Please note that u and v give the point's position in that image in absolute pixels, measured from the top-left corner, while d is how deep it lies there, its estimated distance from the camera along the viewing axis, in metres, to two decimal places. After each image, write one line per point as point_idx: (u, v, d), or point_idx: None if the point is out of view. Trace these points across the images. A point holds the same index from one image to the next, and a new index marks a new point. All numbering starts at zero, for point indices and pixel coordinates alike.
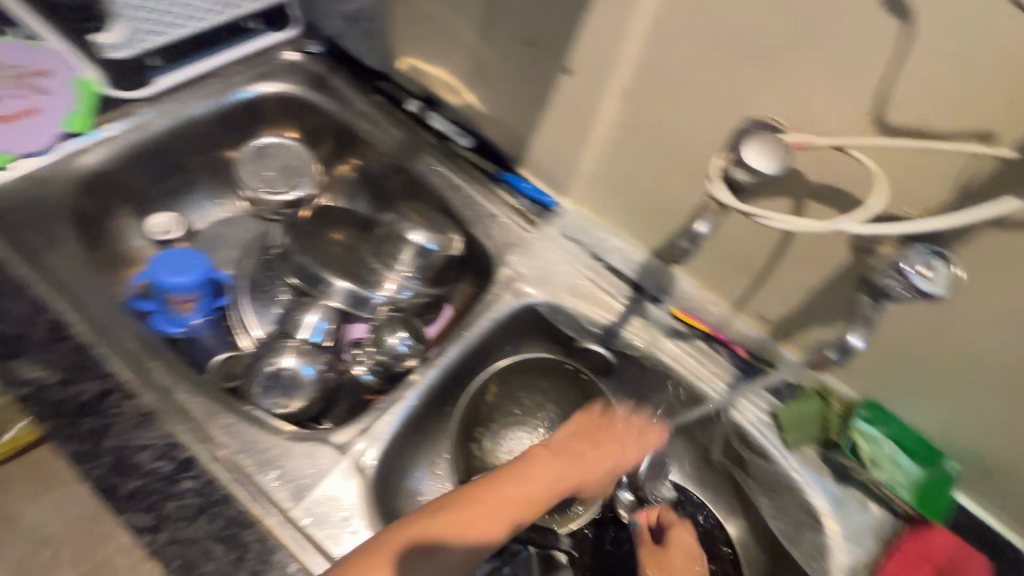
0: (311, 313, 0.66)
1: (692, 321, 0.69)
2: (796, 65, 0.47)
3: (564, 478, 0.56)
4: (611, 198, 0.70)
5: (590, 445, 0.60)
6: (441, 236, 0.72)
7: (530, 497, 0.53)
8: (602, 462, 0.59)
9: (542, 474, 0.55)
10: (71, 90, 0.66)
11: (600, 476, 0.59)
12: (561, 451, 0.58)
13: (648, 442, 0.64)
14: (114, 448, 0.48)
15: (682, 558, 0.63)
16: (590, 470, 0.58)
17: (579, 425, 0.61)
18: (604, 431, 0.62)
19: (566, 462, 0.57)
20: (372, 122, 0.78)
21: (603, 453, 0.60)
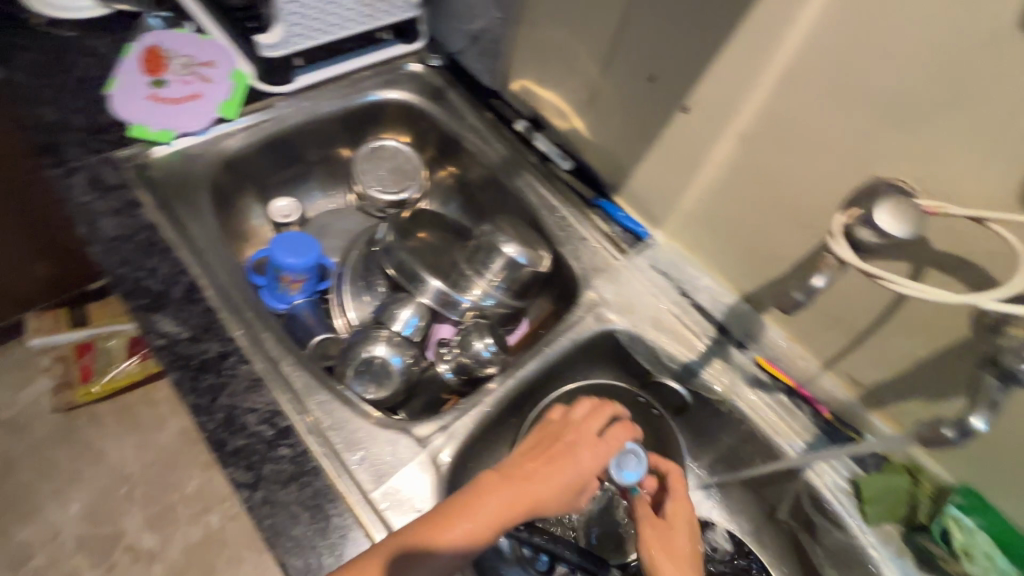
0: (404, 308, 0.69)
1: (777, 373, 0.67)
2: (939, 129, 0.46)
3: (525, 499, 0.52)
4: (707, 238, 0.70)
5: (547, 458, 0.56)
6: (532, 252, 0.73)
7: (482, 529, 0.49)
8: (565, 471, 0.55)
9: (495, 503, 0.50)
10: (228, 81, 0.74)
11: (558, 492, 0.54)
12: (516, 474, 0.53)
13: (623, 437, 0.59)
14: (227, 406, 0.53)
15: (683, 532, 0.57)
16: (549, 482, 0.54)
17: (534, 440, 0.58)
18: (564, 440, 0.57)
19: (520, 486, 0.52)
20: (479, 137, 0.83)
21: (557, 467, 0.55)
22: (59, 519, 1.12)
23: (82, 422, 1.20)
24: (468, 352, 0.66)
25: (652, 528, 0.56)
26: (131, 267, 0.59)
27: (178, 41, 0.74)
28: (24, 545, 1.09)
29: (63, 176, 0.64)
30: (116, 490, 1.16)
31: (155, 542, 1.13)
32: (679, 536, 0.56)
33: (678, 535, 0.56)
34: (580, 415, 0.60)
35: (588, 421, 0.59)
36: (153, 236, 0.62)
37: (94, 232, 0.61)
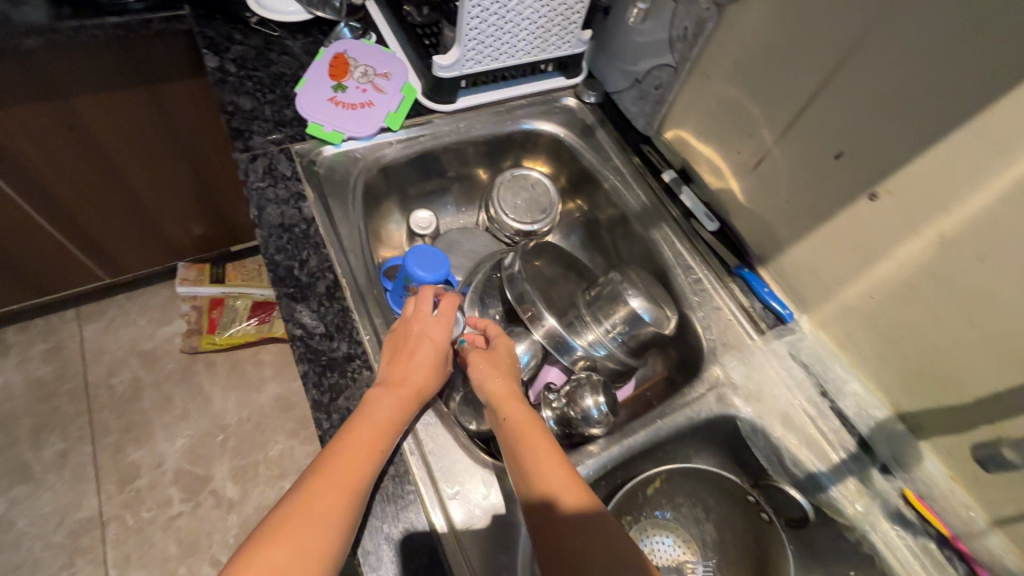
0: (519, 344, 0.70)
1: (928, 514, 0.57)
2: None
3: (412, 387, 0.55)
4: (867, 340, 0.61)
5: (407, 350, 0.57)
6: (657, 309, 0.69)
7: (383, 427, 0.51)
8: (428, 351, 0.57)
9: (385, 399, 0.53)
10: (399, 93, 0.78)
11: (430, 370, 0.56)
12: (393, 377, 0.55)
13: (452, 298, 0.63)
14: (344, 408, 0.55)
15: (508, 356, 0.61)
16: (420, 367, 0.56)
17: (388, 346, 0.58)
18: (411, 332, 0.58)
19: (399, 386, 0.54)
20: (623, 182, 0.81)
21: (420, 353, 0.57)
22: (164, 450, 1.24)
23: (200, 367, 1.33)
24: (576, 407, 0.62)
25: (482, 360, 0.60)
26: (286, 255, 0.64)
27: (362, 51, 0.80)
28: (133, 466, 1.21)
29: (246, 159, 0.71)
30: (214, 436, 1.27)
31: (236, 494, 1.21)
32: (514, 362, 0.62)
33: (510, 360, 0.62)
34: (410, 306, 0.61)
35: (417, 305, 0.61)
36: (308, 229, 0.67)
37: (261, 216, 0.67)
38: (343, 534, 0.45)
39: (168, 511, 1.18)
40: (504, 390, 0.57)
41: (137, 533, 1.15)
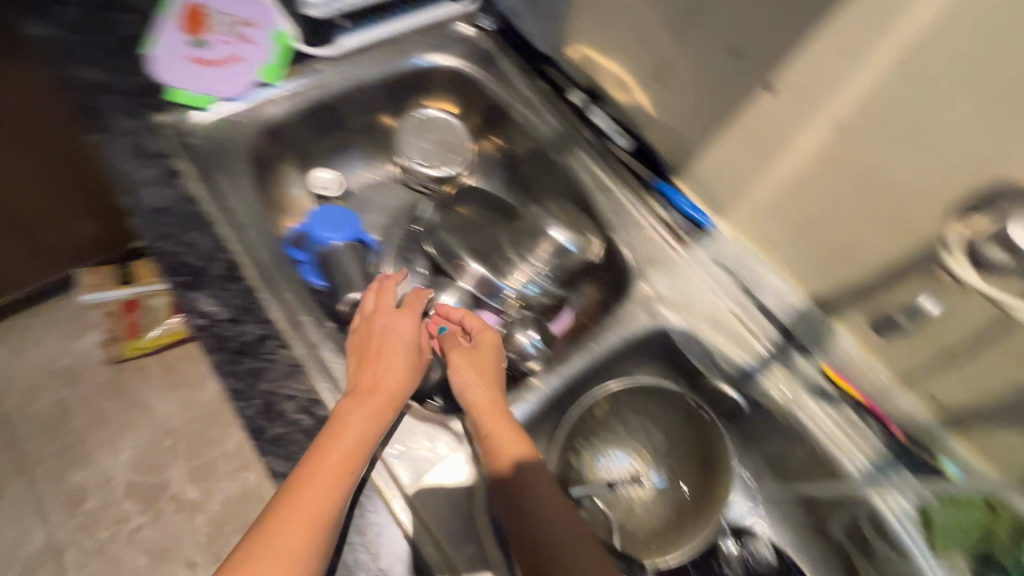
0: (446, 293, 0.68)
1: (844, 384, 0.62)
2: None
3: (385, 395, 0.52)
4: (779, 235, 0.63)
5: (379, 355, 0.54)
6: (582, 238, 0.70)
7: (356, 443, 0.48)
8: (398, 355, 0.55)
9: (356, 412, 0.50)
10: (270, 42, 0.70)
11: (402, 373, 0.54)
12: (365, 386, 0.52)
13: (420, 294, 0.62)
14: (265, 391, 0.52)
15: (493, 356, 0.60)
16: (392, 372, 0.54)
17: (357, 350, 0.55)
18: (378, 332, 0.56)
19: (370, 394, 0.51)
20: (531, 110, 0.77)
21: (388, 356, 0.55)
22: (110, 466, 1.17)
23: (130, 375, 1.25)
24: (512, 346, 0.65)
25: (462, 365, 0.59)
26: (173, 241, 0.58)
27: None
28: (79, 488, 1.15)
29: (106, 141, 0.62)
30: (161, 442, 1.21)
31: (198, 494, 1.18)
32: (490, 357, 0.60)
33: (486, 355, 0.60)
34: (374, 306, 0.59)
35: (381, 305, 0.59)
36: (194, 210, 0.60)
37: (137, 202, 0.60)
38: (314, 564, 0.43)
39: (129, 524, 1.14)
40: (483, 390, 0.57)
41: (99, 553, 1.11)
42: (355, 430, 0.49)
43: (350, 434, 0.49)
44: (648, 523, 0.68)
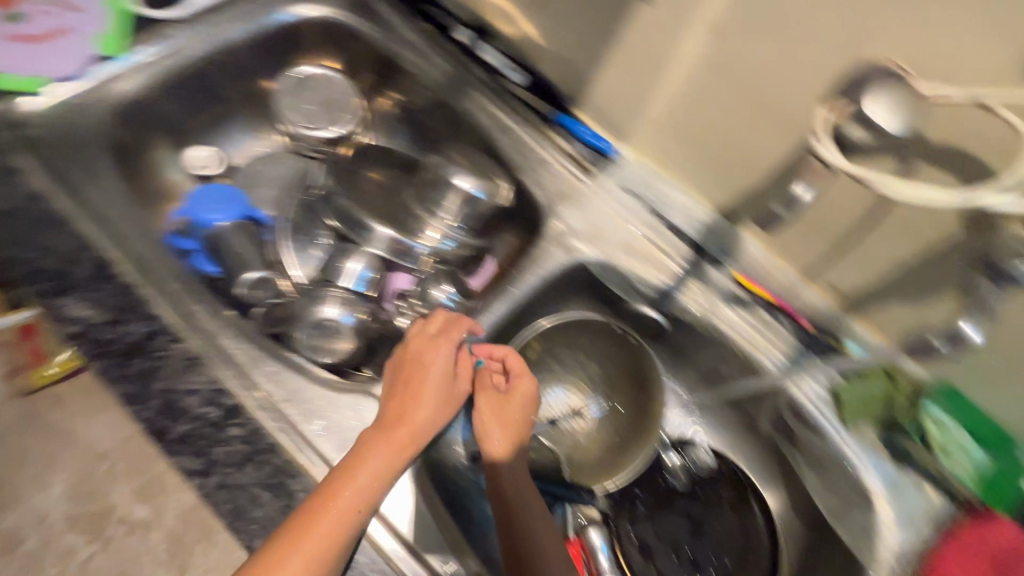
0: (353, 261, 0.62)
1: (754, 287, 0.64)
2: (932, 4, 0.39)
3: (410, 428, 0.51)
4: (680, 151, 0.63)
5: (411, 386, 0.55)
6: (489, 183, 0.67)
7: (374, 479, 0.47)
8: (428, 386, 0.55)
9: (379, 445, 0.49)
10: (103, 10, 0.62)
11: (431, 408, 0.54)
12: (393, 414, 0.52)
13: (462, 326, 0.59)
14: (162, 391, 0.48)
15: (526, 407, 0.60)
16: (421, 404, 0.54)
17: (391, 378, 0.55)
18: (410, 360, 0.56)
19: (397, 426, 0.51)
20: (417, 53, 0.72)
21: (416, 389, 0.54)
22: (42, 502, 1.10)
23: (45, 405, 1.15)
24: (429, 301, 0.66)
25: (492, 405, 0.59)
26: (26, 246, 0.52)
27: None
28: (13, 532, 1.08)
29: None
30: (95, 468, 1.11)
31: (148, 512, 1.08)
32: (517, 408, 0.59)
33: (512, 404, 0.59)
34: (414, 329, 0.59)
35: (425, 329, 0.58)
36: (46, 208, 0.54)
37: None
38: None
39: (76, 557, 1.07)
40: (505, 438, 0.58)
41: None
42: (375, 464, 0.48)
43: (368, 469, 0.47)
44: (593, 451, 0.71)
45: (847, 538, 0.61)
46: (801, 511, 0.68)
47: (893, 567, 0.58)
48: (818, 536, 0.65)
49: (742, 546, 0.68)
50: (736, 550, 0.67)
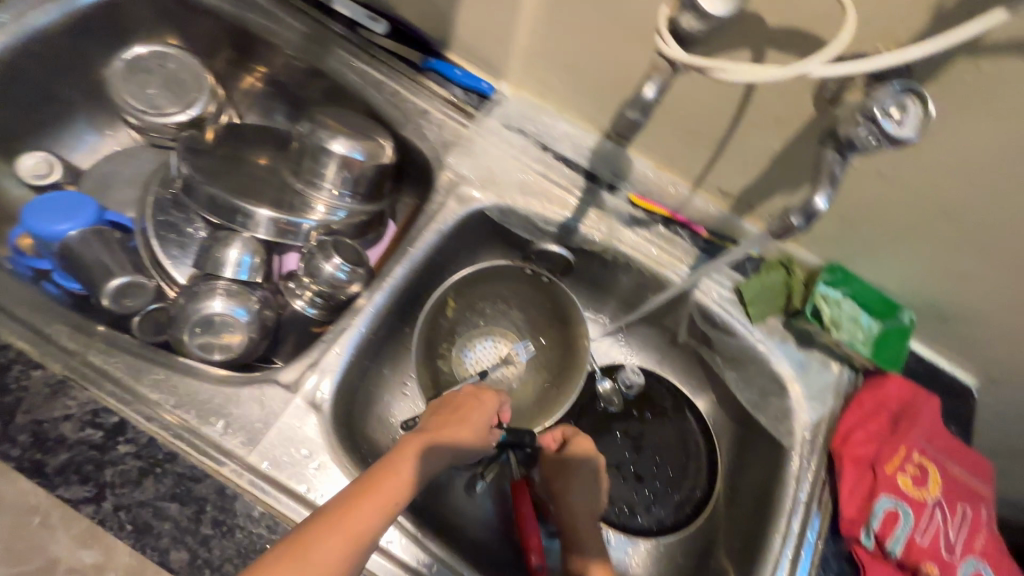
0: (232, 249, 0.58)
1: (649, 206, 0.65)
2: None
3: (458, 442, 0.55)
4: (554, 79, 0.62)
5: (460, 412, 0.57)
6: (369, 143, 0.62)
7: (410, 485, 0.49)
8: (477, 411, 0.58)
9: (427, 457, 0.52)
10: None
11: (474, 432, 0.56)
12: (442, 429, 0.55)
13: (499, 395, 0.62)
14: (30, 424, 0.44)
15: (586, 472, 0.63)
16: (465, 426, 0.56)
17: (443, 404, 0.59)
18: (465, 396, 0.60)
19: (438, 438, 0.54)
20: (264, 15, 0.66)
21: (463, 413, 0.57)
22: None
23: None
24: (320, 278, 0.57)
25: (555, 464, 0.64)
26: None
27: None
28: None
29: None
30: None
31: None
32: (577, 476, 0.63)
33: (575, 475, 0.63)
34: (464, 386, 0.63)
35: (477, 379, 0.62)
36: None
37: None
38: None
39: None
40: (565, 486, 0.64)
41: None
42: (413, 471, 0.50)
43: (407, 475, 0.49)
44: (527, 395, 0.71)
45: (768, 423, 0.65)
46: (729, 409, 0.71)
47: (810, 439, 0.61)
48: (746, 429, 0.69)
49: (681, 454, 0.70)
50: (676, 460, 0.70)
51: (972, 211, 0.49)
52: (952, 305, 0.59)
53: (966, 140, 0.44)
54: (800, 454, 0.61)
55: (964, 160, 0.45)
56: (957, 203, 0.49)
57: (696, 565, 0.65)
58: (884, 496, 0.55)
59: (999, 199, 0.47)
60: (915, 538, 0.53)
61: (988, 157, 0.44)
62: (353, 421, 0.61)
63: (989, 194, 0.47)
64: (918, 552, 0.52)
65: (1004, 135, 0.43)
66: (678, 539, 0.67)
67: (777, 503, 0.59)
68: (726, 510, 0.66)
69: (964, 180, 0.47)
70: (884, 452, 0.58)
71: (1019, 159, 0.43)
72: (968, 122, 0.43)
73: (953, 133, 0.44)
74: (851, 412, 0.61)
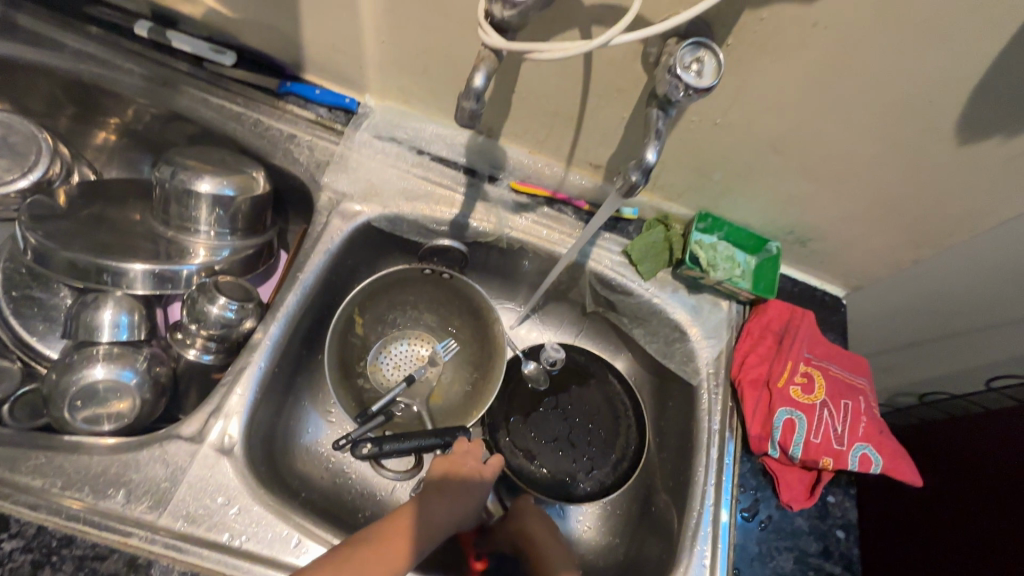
0: (104, 311, 0.55)
1: (531, 190, 0.69)
2: None
3: (467, 495, 0.57)
4: (412, 84, 0.63)
5: (461, 474, 0.58)
6: (239, 178, 0.60)
7: (427, 537, 0.52)
8: (478, 474, 0.59)
9: (438, 503, 0.54)
10: None
11: (472, 495, 0.57)
12: (447, 484, 0.56)
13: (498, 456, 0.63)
14: None
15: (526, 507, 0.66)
16: (468, 489, 0.57)
17: (443, 464, 0.58)
18: (463, 462, 0.59)
19: (445, 494, 0.56)
20: (99, 64, 0.63)
21: (464, 476, 0.58)
22: None
23: None
24: (209, 322, 0.55)
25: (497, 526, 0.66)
26: None
27: None
28: None
29: None
30: None
31: None
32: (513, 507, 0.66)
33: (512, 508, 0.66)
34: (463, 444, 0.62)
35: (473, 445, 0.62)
36: None
37: None
38: None
39: None
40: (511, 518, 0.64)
41: None
42: (428, 528, 0.52)
43: (423, 531, 0.52)
44: (454, 393, 0.72)
45: (677, 368, 0.69)
46: (645, 365, 0.76)
47: (714, 372, 0.67)
48: (662, 379, 0.73)
49: (611, 416, 0.73)
50: (607, 423, 0.73)
51: (795, 144, 0.56)
52: (806, 229, 0.67)
53: (771, 83, 0.50)
54: (707, 389, 0.66)
55: (773, 103, 0.52)
56: (780, 138, 0.55)
57: (640, 514, 0.68)
58: (780, 408, 0.61)
59: (810, 134, 0.54)
60: (811, 439, 0.59)
61: (794, 96, 0.51)
62: (277, 457, 0.60)
63: (803, 126, 0.54)
64: (815, 451, 0.59)
65: (797, 77, 0.49)
66: (621, 494, 0.70)
67: (695, 438, 0.64)
68: (657, 457, 0.71)
69: (780, 117, 0.53)
70: (774, 369, 0.64)
71: (812, 90, 0.50)
72: (769, 66, 0.49)
73: (758, 80, 0.50)
74: (742, 341, 0.67)
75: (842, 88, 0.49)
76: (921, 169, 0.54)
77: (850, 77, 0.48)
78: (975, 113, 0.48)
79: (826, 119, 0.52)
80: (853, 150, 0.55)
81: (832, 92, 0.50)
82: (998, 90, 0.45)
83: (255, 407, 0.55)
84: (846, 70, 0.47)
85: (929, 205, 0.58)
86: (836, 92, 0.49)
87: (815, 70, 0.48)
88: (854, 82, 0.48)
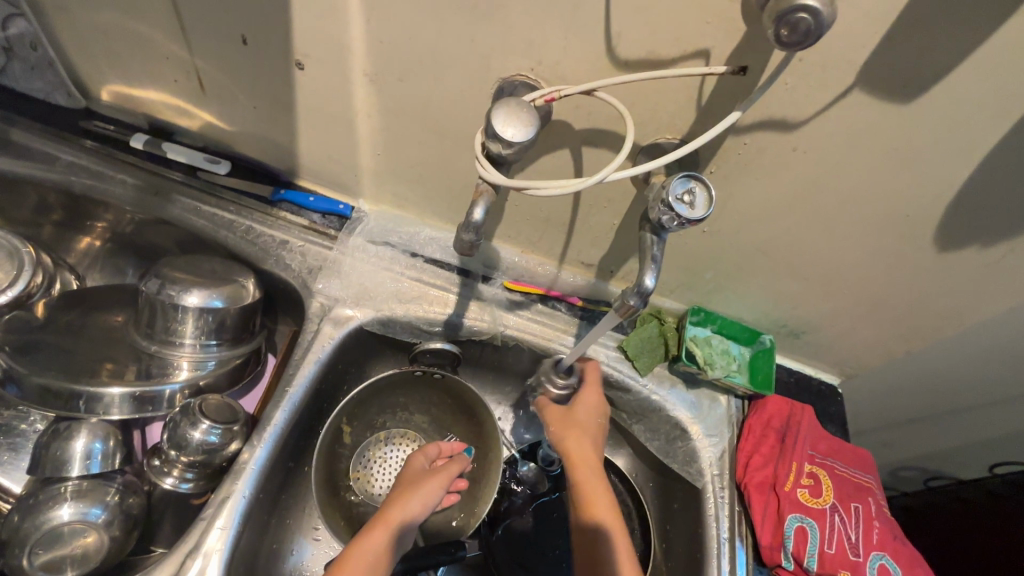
0: (77, 441, 0.52)
1: (523, 288, 0.69)
2: (509, 26, 0.43)
3: (438, 478, 0.59)
4: (408, 192, 0.65)
5: (400, 492, 0.57)
6: (228, 288, 0.59)
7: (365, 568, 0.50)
8: (408, 492, 0.57)
9: (367, 536, 0.53)
10: None
11: (413, 498, 0.56)
12: (392, 499, 0.57)
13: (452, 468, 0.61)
14: None
15: (594, 416, 0.62)
16: (404, 503, 0.56)
17: (400, 481, 0.60)
18: (403, 482, 0.59)
19: (383, 517, 0.55)
20: (91, 176, 0.64)
21: (404, 492, 0.57)
22: None
23: None
24: (190, 449, 0.52)
25: (560, 427, 0.61)
26: None
27: None
28: None
29: None
30: None
31: None
32: (584, 419, 0.61)
33: (581, 414, 0.61)
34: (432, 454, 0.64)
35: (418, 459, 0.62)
36: None
37: None
38: None
39: None
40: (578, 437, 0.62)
41: None
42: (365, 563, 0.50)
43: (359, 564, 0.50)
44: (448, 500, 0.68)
45: (679, 467, 0.67)
46: (645, 462, 0.73)
47: (718, 474, 0.65)
48: (664, 477, 0.71)
49: None
50: None
51: (782, 249, 0.57)
52: (798, 323, 0.67)
53: (756, 196, 0.52)
54: (713, 492, 0.64)
55: (759, 213, 0.54)
56: (770, 243, 0.57)
57: None
58: (790, 515, 0.59)
59: (795, 241, 0.56)
60: (825, 549, 0.56)
61: (777, 209, 0.53)
62: None
63: (789, 235, 0.55)
64: (831, 563, 0.56)
65: (780, 192, 0.51)
66: None
67: (703, 548, 0.61)
68: (665, 565, 0.67)
69: (768, 225, 0.55)
70: (779, 471, 0.62)
71: (797, 204, 0.52)
72: (755, 183, 0.51)
73: (743, 195, 0.52)
74: (744, 441, 0.66)
75: (823, 203, 0.51)
76: (907, 272, 0.56)
77: (830, 194, 0.50)
78: (954, 226, 0.50)
79: (810, 228, 0.54)
80: (838, 254, 0.56)
81: (813, 205, 0.52)
82: (969, 206, 0.48)
83: (238, 539, 0.51)
84: (824, 189, 0.50)
85: (913, 304, 0.60)
86: (819, 206, 0.52)
87: (797, 188, 0.50)
88: (834, 198, 0.50)
